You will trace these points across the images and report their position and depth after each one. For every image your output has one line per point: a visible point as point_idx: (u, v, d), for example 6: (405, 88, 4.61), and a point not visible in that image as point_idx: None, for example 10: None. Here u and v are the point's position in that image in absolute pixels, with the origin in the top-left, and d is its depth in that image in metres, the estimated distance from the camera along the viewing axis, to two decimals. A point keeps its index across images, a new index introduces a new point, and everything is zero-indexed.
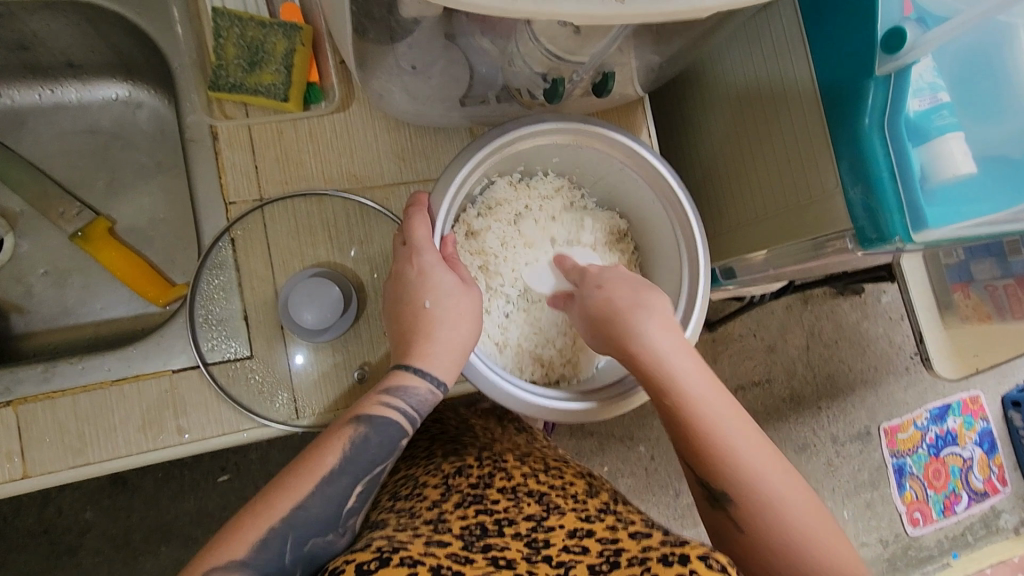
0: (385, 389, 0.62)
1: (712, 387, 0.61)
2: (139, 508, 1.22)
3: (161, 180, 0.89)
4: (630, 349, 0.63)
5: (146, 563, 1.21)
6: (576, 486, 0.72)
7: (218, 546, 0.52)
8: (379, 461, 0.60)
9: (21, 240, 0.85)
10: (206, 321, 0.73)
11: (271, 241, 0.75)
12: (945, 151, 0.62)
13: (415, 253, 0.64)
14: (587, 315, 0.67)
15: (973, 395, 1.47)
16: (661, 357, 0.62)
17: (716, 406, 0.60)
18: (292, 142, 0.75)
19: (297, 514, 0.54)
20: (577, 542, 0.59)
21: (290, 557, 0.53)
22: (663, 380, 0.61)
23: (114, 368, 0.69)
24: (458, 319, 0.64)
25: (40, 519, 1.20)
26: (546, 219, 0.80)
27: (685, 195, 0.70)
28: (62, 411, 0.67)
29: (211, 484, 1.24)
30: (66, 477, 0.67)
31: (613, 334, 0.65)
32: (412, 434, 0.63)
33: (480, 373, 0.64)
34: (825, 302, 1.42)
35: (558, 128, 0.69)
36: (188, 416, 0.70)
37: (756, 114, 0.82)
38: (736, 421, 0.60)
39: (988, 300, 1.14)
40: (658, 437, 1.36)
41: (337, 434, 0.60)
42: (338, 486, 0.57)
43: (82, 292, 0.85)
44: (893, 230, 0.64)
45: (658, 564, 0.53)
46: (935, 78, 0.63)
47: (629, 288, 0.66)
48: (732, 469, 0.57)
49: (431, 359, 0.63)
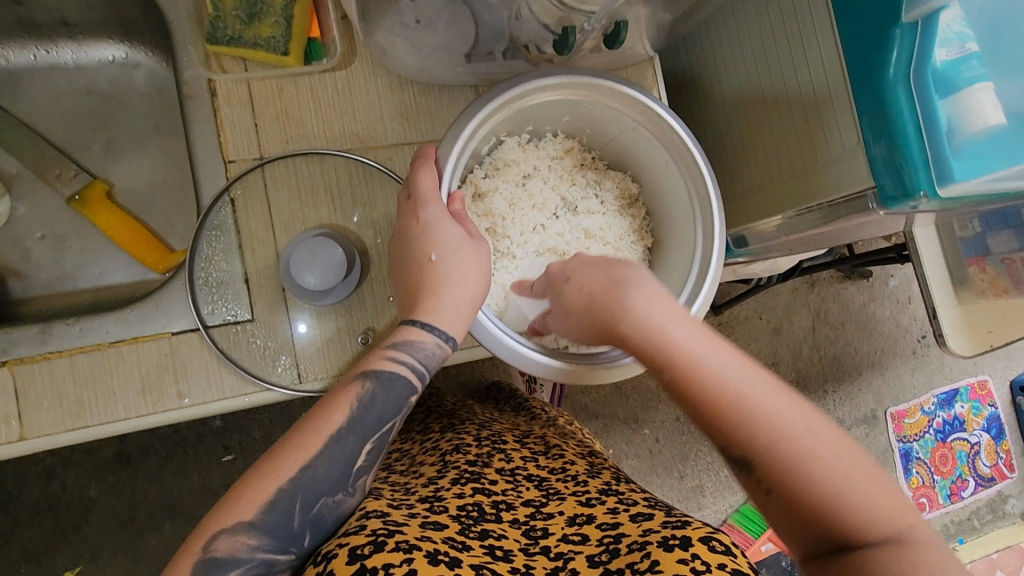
0: (391, 344, 0.60)
1: (713, 345, 0.53)
2: (143, 484, 1.21)
3: (159, 145, 0.87)
4: (618, 325, 0.56)
5: (150, 539, 1.21)
6: (577, 466, 0.69)
7: (224, 508, 0.51)
8: (387, 418, 0.58)
9: (17, 203, 0.83)
10: (206, 283, 0.71)
11: (271, 202, 0.73)
12: (973, 103, 0.59)
13: (419, 207, 0.62)
14: (565, 314, 0.61)
15: (981, 379, 1.45)
16: (651, 323, 0.54)
17: (721, 367, 0.51)
18: (293, 100, 0.73)
19: (305, 474, 0.53)
20: (576, 530, 0.58)
21: (298, 518, 0.52)
22: (659, 351, 0.53)
23: (113, 330, 0.67)
24: (466, 274, 0.62)
25: (45, 494, 1.19)
26: (554, 182, 0.78)
27: (699, 152, 0.67)
28: (60, 373, 0.65)
29: (214, 462, 1.23)
30: (63, 441, 0.65)
31: (597, 320, 0.58)
32: (420, 391, 0.61)
33: (501, 343, 0.63)
34: (832, 284, 1.39)
35: (567, 82, 0.66)
36: (189, 380, 0.68)
37: (773, 74, 0.79)
38: (742, 374, 0.51)
39: (1005, 274, 1.11)
40: (663, 419, 1.34)
41: (343, 390, 0.58)
42: (344, 446, 0.55)
43: (80, 258, 0.84)
44: (917, 186, 0.62)
45: (659, 549, 0.51)
46: (964, 26, 0.59)
47: (602, 266, 0.60)
48: (750, 428, 0.48)
49: (439, 314, 0.61)
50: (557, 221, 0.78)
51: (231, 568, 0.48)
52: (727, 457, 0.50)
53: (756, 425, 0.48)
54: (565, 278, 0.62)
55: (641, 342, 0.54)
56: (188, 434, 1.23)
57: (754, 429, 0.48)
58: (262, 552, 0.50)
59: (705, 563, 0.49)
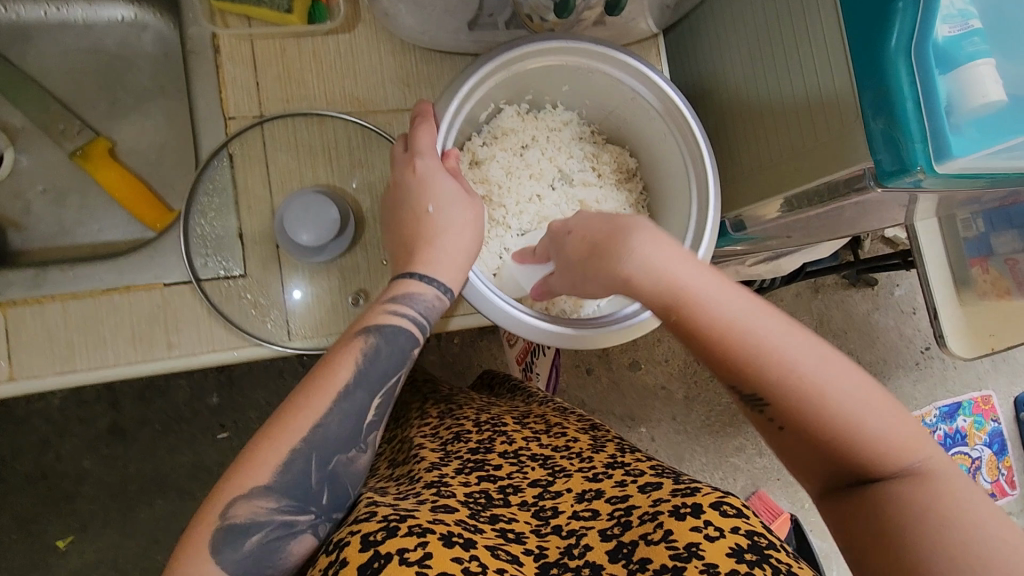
0: (391, 297, 0.60)
1: (725, 287, 0.52)
2: (137, 458, 1.22)
3: (163, 108, 0.88)
4: (623, 275, 0.54)
5: (141, 513, 1.21)
6: (580, 441, 0.67)
7: (236, 474, 0.51)
8: (393, 370, 0.58)
9: (20, 156, 0.84)
10: (202, 237, 0.71)
11: (270, 161, 0.73)
12: (974, 78, 0.59)
13: (415, 158, 0.63)
14: (566, 266, 0.62)
15: (985, 394, 1.43)
16: (661, 271, 0.53)
17: (732, 309, 0.50)
18: (296, 61, 0.74)
19: (317, 433, 0.53)
20: (586, 506, 0.57)
21: (314, 477, 0.52)
22: (669, 297, 0.52)
23: (106, 278, 0.68)
24: (462, 227, 0.63)
25: (38, 462, 1.20)
26: (552, 152, 0.78)
27: (697, 124, 0.67)
28: (51, 319, 0.66)
29: (208, 440, 1.23)
30: (51, 384, 0.66)
31: (598, 271, 0.57)
32: (423, 342, 0.61)
33: (492, 303, 0.65)
34: (835, 291, 1.40)
35: (567, 47, 0.66)
36: (180, 331, 0.69)
37: (775, 53, 0.79)
38: (753, 314, 0.50)
39: (1007, 274, 1.10)
40: (659, 418, 1.38)
41: (346, 346, 0.58)
42: (353, 401, 0.55)
43: (80, 215, 0.85)
44: (914, 160, 0.61)
45: (671, 518, 0.50)
46: (966, 4, 0.60)
47: (605, 218, 0.59)
48: (761, 368, 0.48)
49: (437, 265, 0.61)
50: (554, 192, 0.78)
51: (252, 532, 0.50)
52: (742, 399, 0.50)
53: (768, 365, 0.48)
54: (567, 232, 0.62)
55: (650, 291, 0.53)
56: (183, 409, 1.23)
57: (767, 370, 0.48)
58: (281, 514, 0.51)
59: (718, 530, 0.48)
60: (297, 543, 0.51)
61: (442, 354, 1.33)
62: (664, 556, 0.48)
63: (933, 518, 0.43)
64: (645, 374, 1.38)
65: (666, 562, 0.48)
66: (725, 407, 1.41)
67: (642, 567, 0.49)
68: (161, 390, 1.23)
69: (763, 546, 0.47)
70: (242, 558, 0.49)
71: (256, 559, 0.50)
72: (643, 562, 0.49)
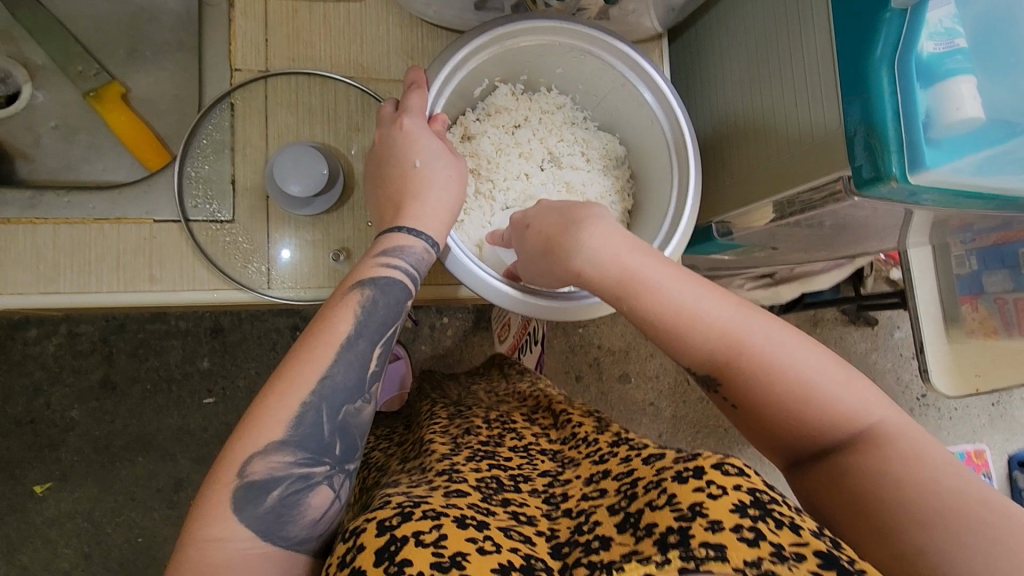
0: (382, 251, 0.61)
1: (672, 273, 0.56)
2: (123, 415, 1.22)
3: (179, 61, 0.90)
4: (573, 267, 0.58)
5: (121, 470, 1.21)
6: (585, 426, 0.65)
7: (248, 432, 0.52)
8: (390, 321, 0.59)
9: (37, 92, 0.88)
10: (195, 179, 0.75)
11: (269, 114, 0.76)
12: (953, 94, 0.58)
13: (403, 117, 0.65)
14: (528, 257, 0.64)
15: (978, 448, 1.40)
16: (608, 256, 0.56)
17: (674, 292, 0.54)
18: (306, 23, 0.77)
19: (324, 384, 0.54)
20: (594, 487, 0.54)
21: (327, 428, 0.53)
22: (617, 281, 0.56)
23: (99, 207, 0.72)
24: (446, 183, 0.65)
25: (26, 408, 1.19)
26: (542, 132, 0.82)
27: (683, 113, 0.70)
28: (42, 239, 0.69)
29: (195, 404, 1.23)
30: (35, 303, 0.69)
31: (553, 263, 0.61)
32: (414, 294, 0.62)
33: (475, 277, 0.67)
34: (835, 327, 1.41)
35: (562, 29, 0.69)
36: (163, 267, 0.72)
37: (762, 59, 0.82)
38: (694, 295, 0.54)
39: (996, 315, 1.06)
40: (645, 433, 1.39)
41: (343, 300, 0.58)
42: (356, 351, 0.56)
43: (87, 154, 0.88)
44: (888, 168, 0.61)
45: (674, 482, 0.47)
46: (953, 24, 0.60)
47: (560, 211, 0.62)
48: (706, 349, 0.52)
49: (422, 218, 0.63)
50: (541, 172, 0.81)
51: (271, 487, 0.51)
52: (699, 378, 0.54)
53: (712, 346, 0.52)
54: (526, 225, 0.65)
55: (597, 279, 0.57)
56: (174, 371, 1.24)
57: (710, 352, 0.52)
58: (299, 467, 0.52)
59: (721, 488, 0.44)
60: (315, 495, 0.52)
61: (433, 345, 1.33)
62: (669, 519, 0.44)
63: (890, 480, 0.44)
64: (636, 390, 1.39)
65: (671, 524, 0.44)
66: (711, 430, 1.40)
67: (649, 533, 0.45)
68: (155, 349, 1.23)
69: (766, 501, 0.43)
70: (263, 514, 0.50)
71: (277, 513, 0.50)
72: (648, 528, 0.45)
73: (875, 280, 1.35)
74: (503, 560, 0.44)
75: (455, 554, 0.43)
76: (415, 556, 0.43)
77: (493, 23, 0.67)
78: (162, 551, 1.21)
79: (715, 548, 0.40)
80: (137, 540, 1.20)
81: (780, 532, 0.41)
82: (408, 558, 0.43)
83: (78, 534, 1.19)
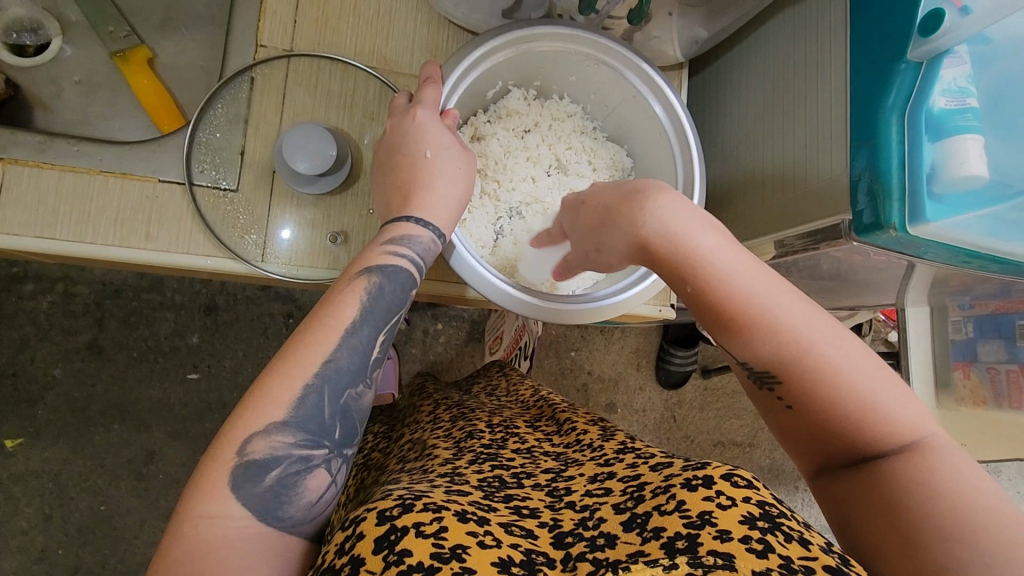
0: (388, 239, 0.61)
1: (747, 262, 0.54)
2: (105, 380, 1.21)
3: (209, 34, 0.91)
4: (638, 238, 0.56)
5: (95, 435, 1.20)
6: (591, 433, 0.63)
7: (251, 409, 0.50)
8: (395, 309, 0.58)
9: (66, 47, 0.90)
10: (204, 145, 0.76)
11: (287, 93, 0.77)
12: (960, 151, 0.58)
13: (416, 107, 0.66)
14: (582, 237, 0.65)
15: None
16: (679, 237, 0.55)
17: (744, 277, 0.52)
18: (336, 10, 0.79)
19: (328, 367, 0.53)
20: (599, 485, 0.53)
21: (328, 410, 0.52)
22: (683, 265, 0.54)
23: (107, 160, 0.73)
24: (455, 174, 0.66)
25: (10, 360, 1.19)
26: (550, 140, 0.84)
27: (693, 134, 0.71)
28: (46, 183, 0.71)
29: (178, 378, 1.23)
30: (28, 246, 0.69)
31: (614, 241, 0.59)
32: (419, 284, 0.62)
33: (477, 275, 0.67)
34: None
35: (577, 37, 0.71)
36: (160, 226, 0.73)
37: (772, 91, 0.84)
38: (767, 283, 0.52)
39: (987, 385, 1.04)
40: None
41: (348, 286, 0.57)
42: (360, 335, 0.55)
43: (106, 112, 0.89)
44: (889, 217, 0.61)
45: (684, 490, 0.45)
46: (968, 83, 0.59)
47: (621, 190, 0.61)
48: (772, 336, 0.50)
49: (428, 209, 0.63)
50: (548, 177, 0.83)
51: (271, 466, 0.49)
52: (749, 368, 0.52)
53: (778, 333, 0.50)
54: (582, 203, 0.65)
55: (666, 253, 0.55)
56: (162, 343, 1.23)
57: (775, 341, 0.50)
58: (299, 449, 0.51)
59: (730, 499, 0.43)
60: (311, 477, 0.51)
61: (423, 349, 1.33)
62: (677, 524, 0.43)
63: (932, 490, 0.43)
64: (622, 421, 1.38)
65: (680, 529, 0.43)
66: None
67: (656, 536, 0.44)
68: (146, 319, 1.23)
69: (775, 514, 0.42)
70: (262, 493, 0.49)
71: (275, 494, 0.49)
72: (656, 530, 0.44)
73: (873, 341, 1.36)
74: (503, 555, 0.42)
75: (455, 546, 0.41)
76: (415, 547, 0.40)
77: (515, 24, 0.69)
78: (122, 523, 1.19)
79: (724, 557, 0.40)
80: (99, 508, 1.18)
81: (789, 546, 0.41)
82: (408, 549, 0.40)
83: (41, 494, 1.17)
